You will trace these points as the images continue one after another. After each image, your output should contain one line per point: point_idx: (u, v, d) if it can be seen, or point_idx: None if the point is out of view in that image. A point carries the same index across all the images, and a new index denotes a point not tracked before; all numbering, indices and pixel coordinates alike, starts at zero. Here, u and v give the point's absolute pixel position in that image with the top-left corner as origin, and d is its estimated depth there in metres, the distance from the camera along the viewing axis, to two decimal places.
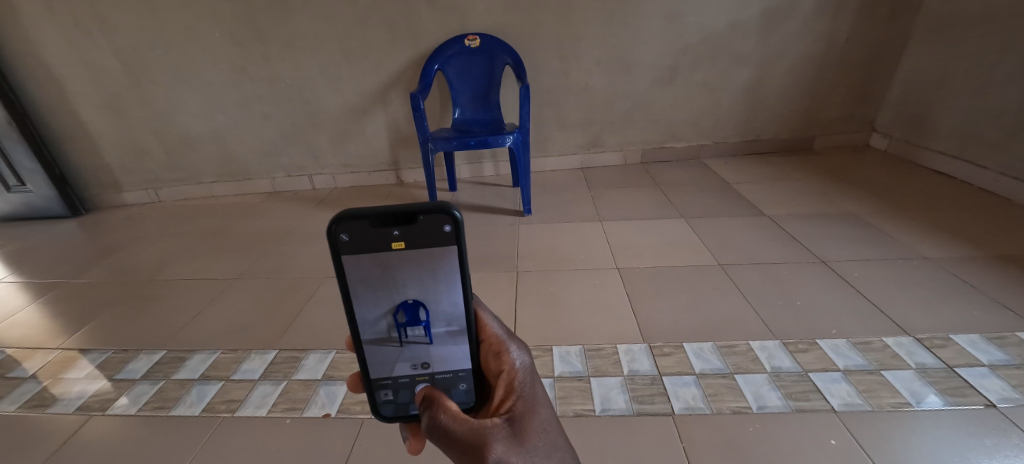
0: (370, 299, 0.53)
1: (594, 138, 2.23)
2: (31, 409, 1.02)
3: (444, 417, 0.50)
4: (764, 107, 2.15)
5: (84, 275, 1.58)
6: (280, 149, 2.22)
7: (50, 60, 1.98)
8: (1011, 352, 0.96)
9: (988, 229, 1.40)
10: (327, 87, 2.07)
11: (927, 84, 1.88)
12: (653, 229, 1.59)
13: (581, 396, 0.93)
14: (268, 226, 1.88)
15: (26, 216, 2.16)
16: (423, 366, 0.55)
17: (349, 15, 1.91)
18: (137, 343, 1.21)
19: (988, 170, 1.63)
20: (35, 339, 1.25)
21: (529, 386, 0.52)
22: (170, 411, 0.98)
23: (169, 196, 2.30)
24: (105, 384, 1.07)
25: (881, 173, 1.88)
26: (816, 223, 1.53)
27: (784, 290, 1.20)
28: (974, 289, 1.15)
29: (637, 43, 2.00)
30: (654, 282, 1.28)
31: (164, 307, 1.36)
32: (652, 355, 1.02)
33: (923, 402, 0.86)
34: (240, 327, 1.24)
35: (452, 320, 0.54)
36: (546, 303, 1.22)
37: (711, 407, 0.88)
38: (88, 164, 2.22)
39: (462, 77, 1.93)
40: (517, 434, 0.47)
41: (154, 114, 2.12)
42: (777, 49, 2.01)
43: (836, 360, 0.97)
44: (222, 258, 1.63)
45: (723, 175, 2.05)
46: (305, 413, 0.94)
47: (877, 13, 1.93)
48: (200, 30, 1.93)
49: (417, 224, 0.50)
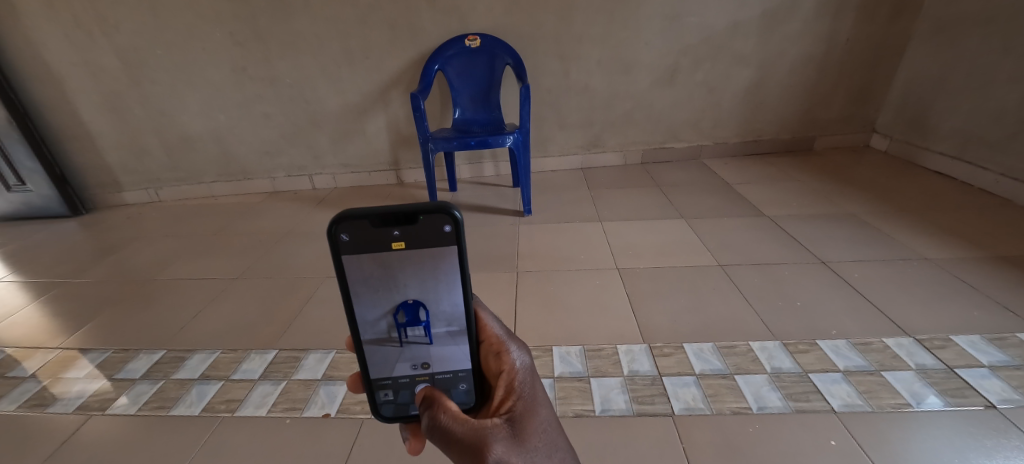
0: (370, 299, 0.53)
1: (594, 139, 2.23)
2: (31, 408, 1.02)
3: (444, 417, 0.50)
4: (765, 107, 2.15)
5: (84, 275, 1.58)
6: (281, 149, 2.22)
7: (51, 59, 1.97)
8: (1012, 353, 0.96)
9: (988, 230, 1.40)
10: (328, 87, 2.07)
11: (927, 85, 1.88)
12: (653, 229, 1.59)
13: (581, 396, 0.93)
14: (268, 225, 1.88)
15: (26, 215, 2.16)
16: (423, 366, 0.55)
17: (349, 14, 1.91)
18: (137, 342, 1.21)
19: (988, 171, 1.63)
20: (35, 339, 1.25)
21: (529, 386, 0.52)
22: (170, 410, 0.98)
23: (169, 196, 2.30)
24: (105, 383, 1.07)
25: (881, 174, 1.88)
26: (817, 224, 1.53)
27: (784, 290, 1.20)
28: (975, 290, 1.15)
29: (637, 44, 2.00)
30: (654, 282, 1.28)
31: (164, 306, 1.36)
32: (652, 356, 1.02)
33: (923, 403, 0.86)
34: (239, 326, 1.24)
35: (453, 320, 0.54)
36: (546, 303, 1.22)
37: (711, 408, 0.88)
38: (88, 163, 2.22)
39: (462, 77, 1.93)
40: (518, 434, 0.47)
41: (154, 114, 2.12)
42: (777, 50, 2.01)
43: (836, 361, 0.97)
44: (222, 257, 1.63)
45: (723, 175, 2.05)
46: (305, 413, 0.94)
47: (877, 13, 1.93)
48: (200, 30, 1.93)
49: (418, 224, 0.50)
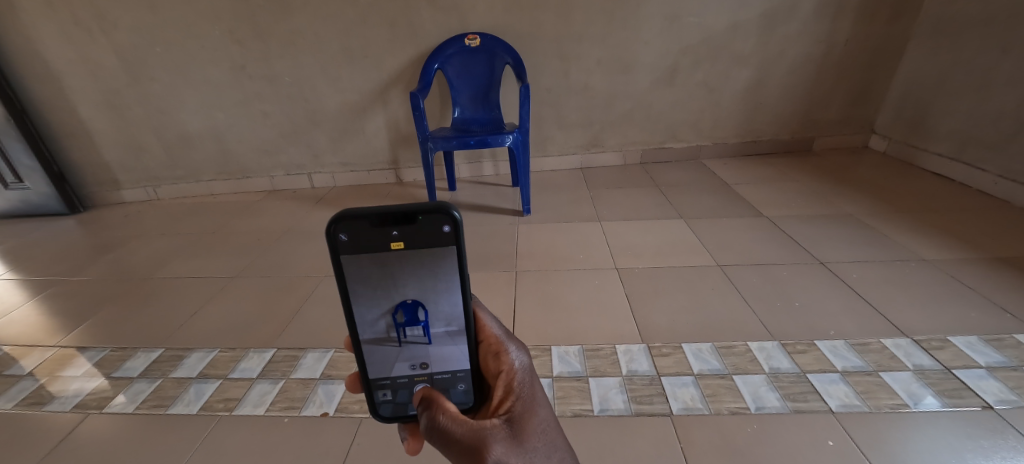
0: (369, 299, 0.53)
1: (594, 138, 2.23)
2: (28, 407, 1.01)
3: (443, 418, 0.50)
4: (764, 108, 2.15)
5: (82, 273, 1.58)
6: (280, 148, 2.21)
7: (49, 56, 1.97)
8: (1009, 354, 0.96)
9: (986, 231, 1.40)
10: (327, 86, 2.06)
11: (926, 86, 1.89)
12: (652, 229, 1.60)
13: (579, 396, 0.93)
14: (267, 224, 1.88)
15: (24, 213, 2.15)
16: (422, 366, 0.55)
17: (349, 13, 1.90)
18: (136, 341, 1.21)
19: (986, 172, 1.64)
20: (33, 337, 1.25)
21: (528, 386, 0.52)
22: (168, 409, 0.98)
23: (167, 194, 2.30)
24: (103, 381, 1.07)
25: (880, 175, 1.88)
26: (815, 224, 1.54)
27: (783, 291, 1.21)
28: (973, 291, 1.15)
29: (637, 44, 2.00)
30: (653, 282, 1.28)
31: (162, 305, 1.35)
32: (651, 356, 1.02)
33: (921, 403, 0.86)
34: (238, 325, 1.23)
35: (452, 320, 0.54)
36: (545, 302, 1.22)
37: (710, 408, 0.88)
38: (86, 161, 2.21)
39: (462, 76, 1.93)
40: (517, 435, 0.47)
41: (153, 112, 2.12)
42: (777, 50, 2.01)
43: (834, 362, 0.97)
44: (220, 256, 1.63)
45: (722, 175, 2.05)
46: (303, 412, 0.94)
47: (877, 14, 1.93)
48: (199, 28, 1.93)
49: (417, 224, 0.50)
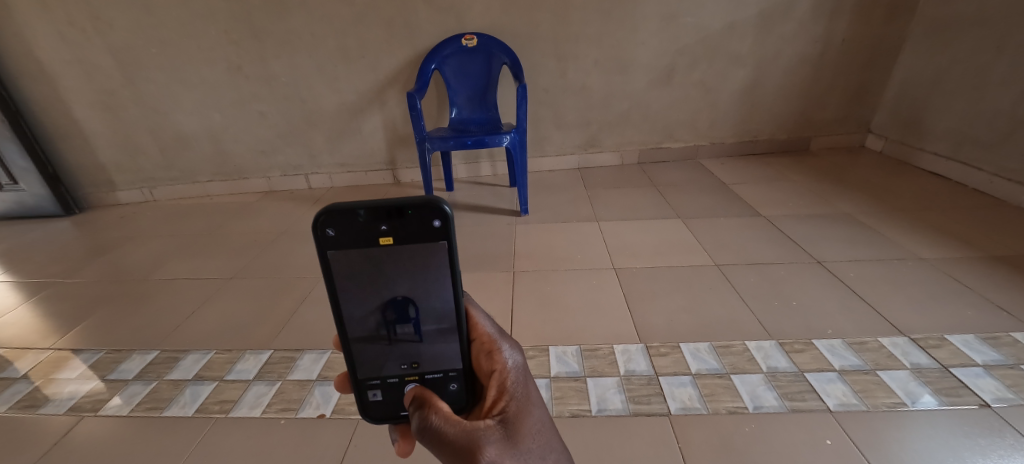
0: (358, 296, 0.52)
1: (592, 138, 2.23)
2: (22, 410, 1.00)
3: (435, 418, 0.49)
4: (761, 107, 2.15)
5: (78, 274, 1.56)
6: (276, 148, 2.21)
7: (44, 58, 1.96)
8: (1006, 352, 0.96)
9: (981, 230, 1.41)
10: (324, 87, 2.06)
11: (923, 85, 1.89)
12: (649, 229, 1.59)
13: (578, 396, 0.93)
14: (263, 225, 1.87)
15: (18, 214, 2.14)
16: (412, 365, 0.55)
17: (346, 13, 1.90)
18: (130, 343, 1.20)
19: (982, 171, 1.64)
20: (27, 339, 1.24)
21: (522, 386, 0.52)
22: (164, 411, 0.97)
23: (163, 195, 2.29)
24: (98, 384, 1.06)
25: (877, 174, 1.89)
26: (813, 224, 1.54)
27: (781, 290, 1.21)
28: (970, 290, 1.15)
29: (635, 43, 2.00)
30: (652, 282, 1.28)
31: (156, 307, 1.34)
32: (649, 356, 1.02)
33: (918, 402, 0.86)
34: (233, 327, 1.23)
35: (443, 317, 0.54)
36: (544, 304, 1.22)
37: (708, 408, 0.88)
38: (82, 163, 2.20)
39: (460, 76, 1.92)
40: (511, 435, 0.47)
41: (147, 112, 2.11)
42: (774, 49, 2.01)
43: (831, 360, 0.97)
44: (216, 257, 1.62)
45: (720, 175, 2.06)
46: (300, 414, 0.94)
47: (874, 14, 1.93)
48: (196, 28, 1.92)
49: (406, 219, 0.50)
